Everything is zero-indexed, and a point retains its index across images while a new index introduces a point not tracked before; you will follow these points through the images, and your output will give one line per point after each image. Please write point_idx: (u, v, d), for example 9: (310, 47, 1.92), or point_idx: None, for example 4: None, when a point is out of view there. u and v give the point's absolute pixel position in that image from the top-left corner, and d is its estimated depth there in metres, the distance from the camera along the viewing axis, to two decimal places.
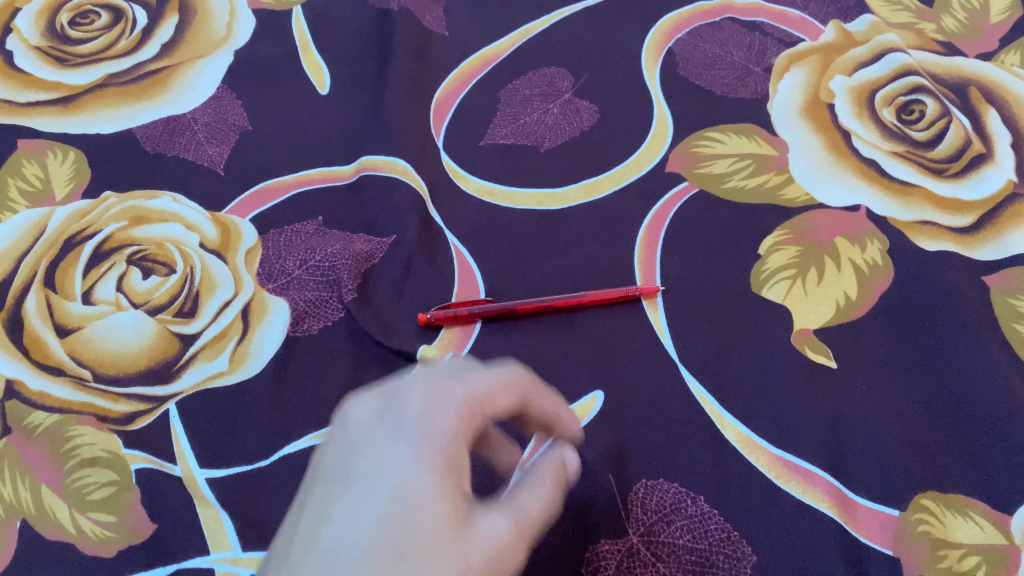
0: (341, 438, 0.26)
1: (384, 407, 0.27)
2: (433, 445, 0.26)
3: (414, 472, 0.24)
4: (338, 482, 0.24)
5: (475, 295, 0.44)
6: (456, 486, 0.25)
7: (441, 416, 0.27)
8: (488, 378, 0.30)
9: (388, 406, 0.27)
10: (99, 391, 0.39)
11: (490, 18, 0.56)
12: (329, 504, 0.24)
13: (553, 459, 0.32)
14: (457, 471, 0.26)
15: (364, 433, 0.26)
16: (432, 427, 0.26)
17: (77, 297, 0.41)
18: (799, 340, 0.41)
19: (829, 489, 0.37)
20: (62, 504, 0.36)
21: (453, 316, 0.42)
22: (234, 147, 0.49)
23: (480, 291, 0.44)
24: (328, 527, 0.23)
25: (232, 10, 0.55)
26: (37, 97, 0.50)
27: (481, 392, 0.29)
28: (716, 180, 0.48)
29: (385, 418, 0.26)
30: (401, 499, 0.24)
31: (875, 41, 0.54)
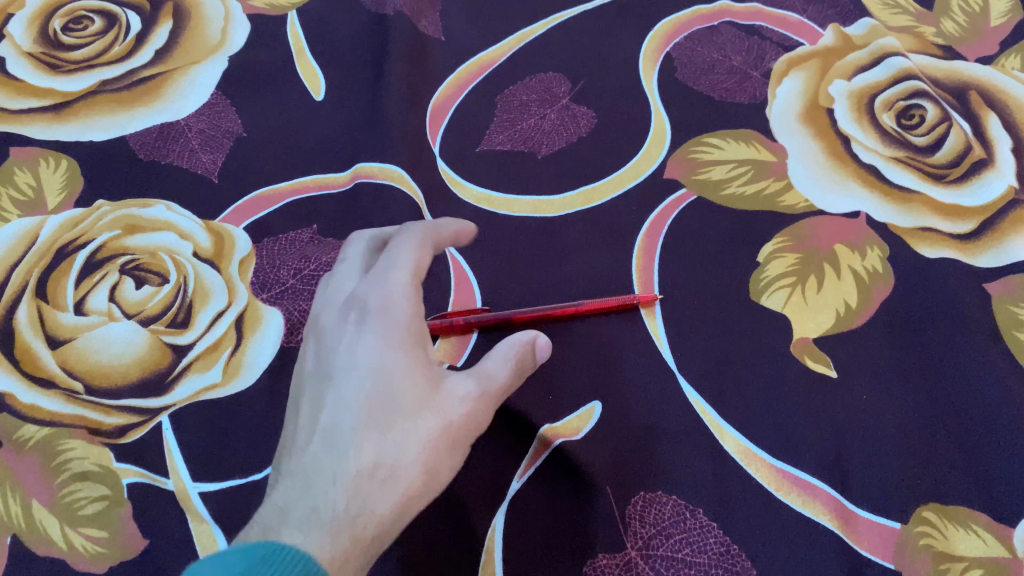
0: (324, 342, 0.36)
1: (347, 317, 0.36)
2: (386, 341, 0.34)
3: (383, 356, 0.34)
4: (329, 380, 0.34)
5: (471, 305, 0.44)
6: (420, 352, 0.35)
7: (390, 305, 0.35)
8: (418, 254, 0.37)
9: (350, 312, 0.36)
10: (91, 403, 0.39)
11: (486, 23, 0.56)
12: (324, 396, 0.33)
13: (519, 341, 0.37)
14: (417, 342, 0.35)
15: (338, 344, 0.35)
16: (385, 319, 0.35)
17: (69, 308, 0.41)
18: (799, 349, 0.41)
19: (829, 501, 0.37)
20: (53, 519, 0.36)
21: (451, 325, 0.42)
22: (228, 154, 0.48)
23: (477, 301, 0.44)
24: (329, 413, 0.32)
25: (227, 15, 0.55)
26: (30, 104, 0.50)
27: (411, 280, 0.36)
28: (715, 187, 0.47)
29: (350, 324, 0.35)
30: (376, 378, 0.33)
31: (874, 45, 0.53)
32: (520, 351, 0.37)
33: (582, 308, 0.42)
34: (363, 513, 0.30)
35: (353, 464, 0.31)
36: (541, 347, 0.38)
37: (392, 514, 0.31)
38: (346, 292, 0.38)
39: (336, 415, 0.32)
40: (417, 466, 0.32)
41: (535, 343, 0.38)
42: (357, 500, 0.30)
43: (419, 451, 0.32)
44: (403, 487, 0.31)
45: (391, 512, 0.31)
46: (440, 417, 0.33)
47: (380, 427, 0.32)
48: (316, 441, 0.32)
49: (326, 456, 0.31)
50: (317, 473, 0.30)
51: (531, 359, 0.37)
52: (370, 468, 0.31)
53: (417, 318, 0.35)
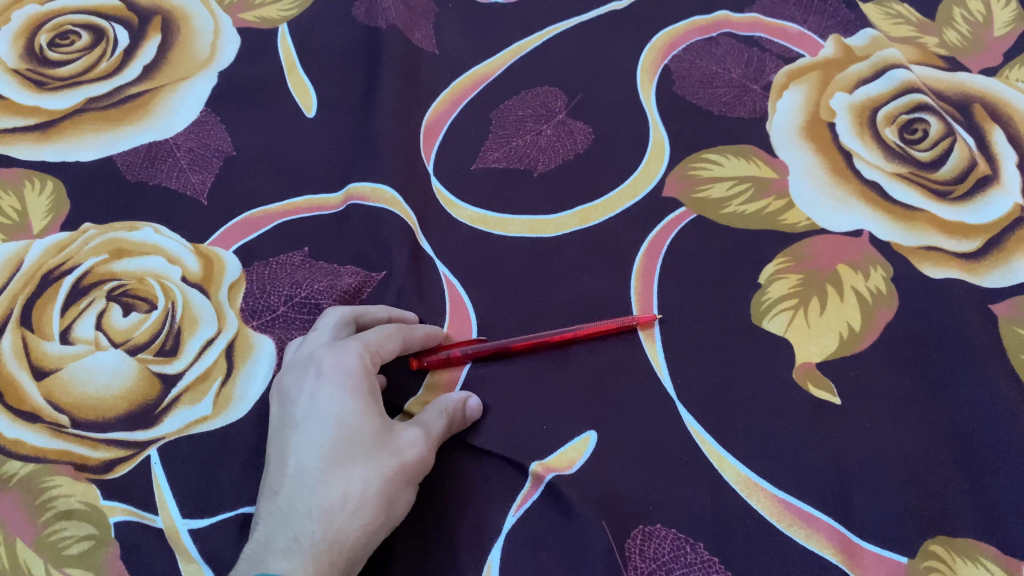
0: (284, 391, 0.36)
1: (303, 367, 0.36)
2: (345, 388, 0.35)
3: (341, 401, 0.34)
4: (291, 426, 0.34)
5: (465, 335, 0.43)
6: (374, 395, 0.36)
7: (345, 359, 0.36)
8: (378, 330, 0.38)
9: (306, 363, 0.36)
10: (78, 437, 0.38)
11: (481, 36, 0.55)
12: (288, 442, 0.34)
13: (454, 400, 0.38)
14: (371, 392, 0.36)
15: (296, 392, 0.35)
16: (341, 371, 0.35)
17: (55, 337, 0.40)
18: (802, 375, 0.40)
19: (832, 534, 0.36)
20: (37, 560, 0.35)
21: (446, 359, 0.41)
22: (217, 174, 0.47)
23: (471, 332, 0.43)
24: (294, 455, 0.33)
25: (217, 28, 0.54)
26: (15, 123, 0.49)
27: (367, 340, 0.37)
28: (714, 205, 0.46)
29: (308, 373, 0.36)
30: (338, 422, 0.34)
31: (876, 56, 0.53)
32: (457, 411, 0.38)
33: (579, 333, 0.41)
34: (338, 540, 0.32)
35: (323, 501, 0.32)
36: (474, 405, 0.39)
37: (363, 538, 0.32)
38: (303, 349, 0.38)
39: (302, 454, 0.33)
40: (383, 495, 0.33)
41: (467, 403, 0.38)
42: (332, 530, 0.32)
43: (384, 483, 0.33)
44: (372, 515, 0.33)
45: (362, 538, 0.32)
46: (398, 454, 0.34)
47: (344, 462, 0.33)
48: (286, 481, 0.33)
49: (299, 494, 0.32)
50: (293, 511, 0.32)
51: (460, 418, 0.38)
52: (340, 500, 0.32)
53: (372, 383, 0.36)
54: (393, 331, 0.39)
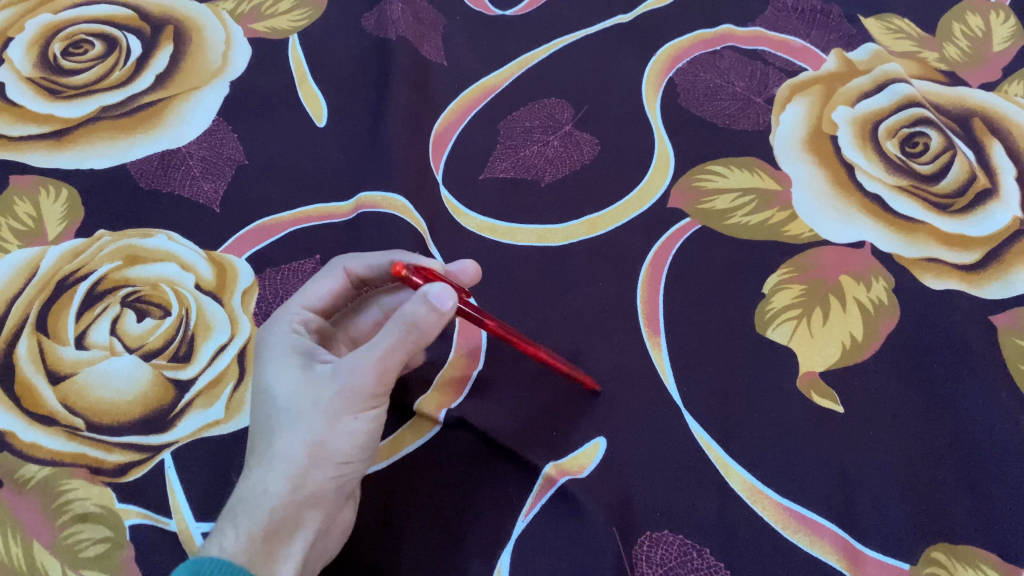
0: None
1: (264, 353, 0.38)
2: (270, 359, 0.35)
3: (267, 373, 0.35)
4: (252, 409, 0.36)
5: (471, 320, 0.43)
6: (308, 355, 0.35)
7: (273, 333, 0.37)
8: (318, 288, 0.39)
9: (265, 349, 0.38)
10: (93, 441, 0.38)
11: (488, 50, 0.56)
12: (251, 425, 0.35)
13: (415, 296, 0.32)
14: (306, 352, 0.36)
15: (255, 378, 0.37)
16: (269, 342, 0.36)
17: (70, 342, 0.40)
18: (806, 384, 0.41)
19: (837, 541, 0.37)
20: (55, 562, 0.35)
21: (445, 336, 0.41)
22: (230, 182, 0.48)
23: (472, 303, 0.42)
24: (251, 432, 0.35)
25: (228, 40, 0.55)
26: (30, 131, 0.50)
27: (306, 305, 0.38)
28: (719, 216, 0.47)
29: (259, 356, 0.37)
30: (264, 392, 0.34)
31: (878, 70, 0.54)
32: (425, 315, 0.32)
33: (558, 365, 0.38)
34: (262, 495, 0.32)
35: (251, 468, 0.33)
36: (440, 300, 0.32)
37: (291, 485, 0.32)
38: None
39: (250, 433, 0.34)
40: (300, 442, 0.32)
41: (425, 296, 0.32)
42: (254, 489, 0.32)
43: (300, 429, 0.32)
44: (293, 462, 0.32)
45: (289, 486, 0.32)
46: (315, 397, 0.33)
47: (268, 427, 0.33)
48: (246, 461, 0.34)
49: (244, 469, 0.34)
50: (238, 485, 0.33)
51: (427, 313, 0.32)
52: (265, 460, 0.33)
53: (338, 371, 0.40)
54: (338, 282, 0.39)
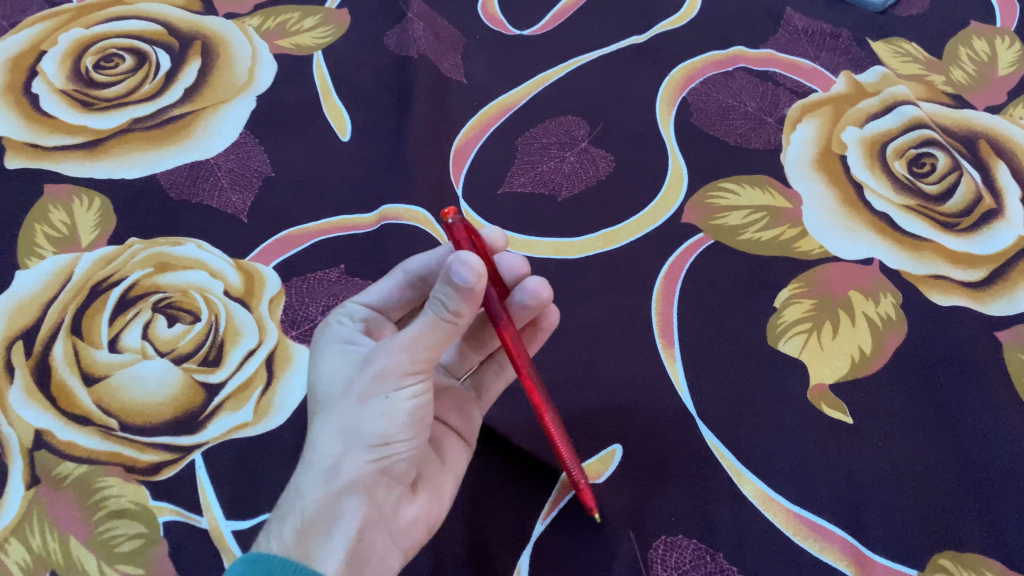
0: None
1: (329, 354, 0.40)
2: (319, 360, 0.37)
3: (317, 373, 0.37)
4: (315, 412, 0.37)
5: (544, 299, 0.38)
6: (353, 351, 0.37)
7: (327, 332, 0.39)
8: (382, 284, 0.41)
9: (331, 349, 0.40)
10: (126, 440, 0.39)
11: (507, 69, 0.58)
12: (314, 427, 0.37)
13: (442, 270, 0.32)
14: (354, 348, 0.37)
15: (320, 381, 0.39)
16: (323, 340, 0.38)
17: (103, 345, 0.42)
18: (815, 396, 0.42)
19: (846, 547, 0.38)
20: (90, 556, 0.36)
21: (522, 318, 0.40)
22: (257, 194, 0.50)
23: (530, 287, 0.38)
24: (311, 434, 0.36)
25: (255, 56, 0.57)
26: (64, 142, 0.52)
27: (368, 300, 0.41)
28: (731, 232, 0.48)
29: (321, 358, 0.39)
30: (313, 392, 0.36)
31: (885, 93, 0.55)
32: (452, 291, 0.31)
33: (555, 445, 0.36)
34: (302, 488, 0.33)
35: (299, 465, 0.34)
36: (462, 273, 0.31)
37: (326, 476, 0.33)
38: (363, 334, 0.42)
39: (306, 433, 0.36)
40: (333, 434, 0.34)
41: (449, 270, 0.31)
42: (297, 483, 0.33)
43: (333, 423, 0.34)
44: (326, 454, 0.33)
45: (325, 478, 0.33)
46: (348, 390, 0.34)
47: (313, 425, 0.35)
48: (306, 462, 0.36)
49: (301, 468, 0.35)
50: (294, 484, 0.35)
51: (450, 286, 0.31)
52: (307, 456, 0.34)
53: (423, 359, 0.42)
54: (396, 280, 0.41)
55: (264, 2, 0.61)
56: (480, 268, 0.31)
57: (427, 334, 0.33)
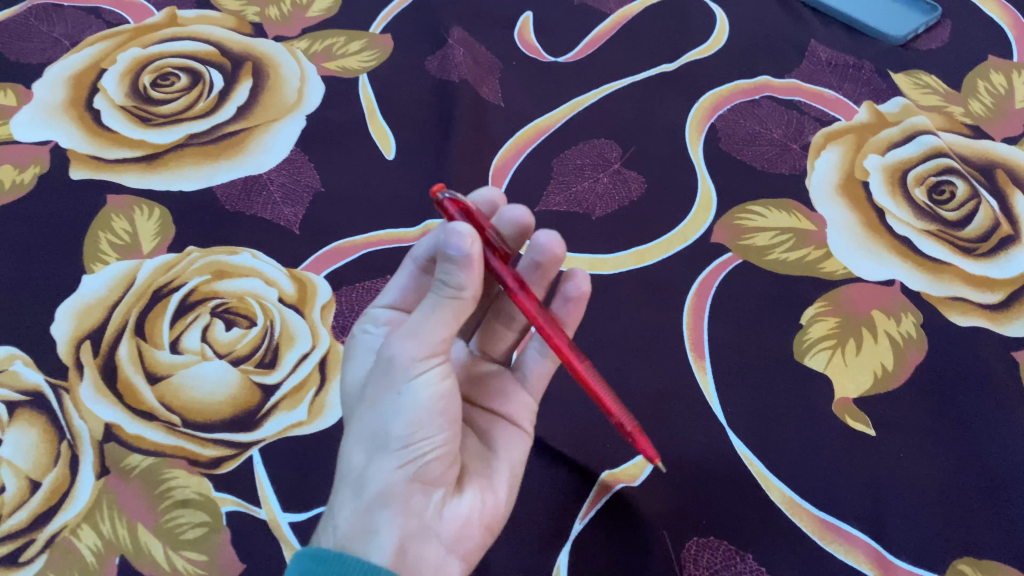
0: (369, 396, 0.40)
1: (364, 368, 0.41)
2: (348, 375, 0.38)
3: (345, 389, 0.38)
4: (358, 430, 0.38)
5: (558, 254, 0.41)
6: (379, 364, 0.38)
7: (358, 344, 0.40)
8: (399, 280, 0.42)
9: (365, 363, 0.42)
10: (189, 435, 0.41)
11: (543, 93, 0.60)
12: None
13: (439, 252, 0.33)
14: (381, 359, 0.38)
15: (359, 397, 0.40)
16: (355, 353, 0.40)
17: (165, 346, 0.44)
18: (840, 408, 0.44)
19: (869, 551, 0.40)
20: (157, 542, 0.38)
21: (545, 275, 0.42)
22: (308, 207, 0.52)
23: (543, 241, 0.40)
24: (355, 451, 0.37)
25: (303, 77, 0.60)
26: (124, 154, 0.54)
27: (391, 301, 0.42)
28: (759, 252, 0.51)
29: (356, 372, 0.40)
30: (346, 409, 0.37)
31: (906, 123, 0.58)
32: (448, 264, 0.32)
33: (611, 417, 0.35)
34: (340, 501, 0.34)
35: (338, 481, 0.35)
36: (455, 244, 0.32)
37: (358, 485, 0.34)
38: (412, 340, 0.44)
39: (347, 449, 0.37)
40: (361, 444, 0.34)
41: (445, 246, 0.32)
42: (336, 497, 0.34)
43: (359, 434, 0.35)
44: (356, 464, 0.34)
45: (359, 487, 0.34)
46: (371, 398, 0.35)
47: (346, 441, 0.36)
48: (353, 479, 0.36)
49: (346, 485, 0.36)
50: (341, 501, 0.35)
51: (447, 260, 0.32)
52: (344, 469, 0.35)
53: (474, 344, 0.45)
54: (411, 273, 0.42)
55: (312, 27, 0.64)
56: (472, 234, 0.32)
57: (430, 319, 0.33)
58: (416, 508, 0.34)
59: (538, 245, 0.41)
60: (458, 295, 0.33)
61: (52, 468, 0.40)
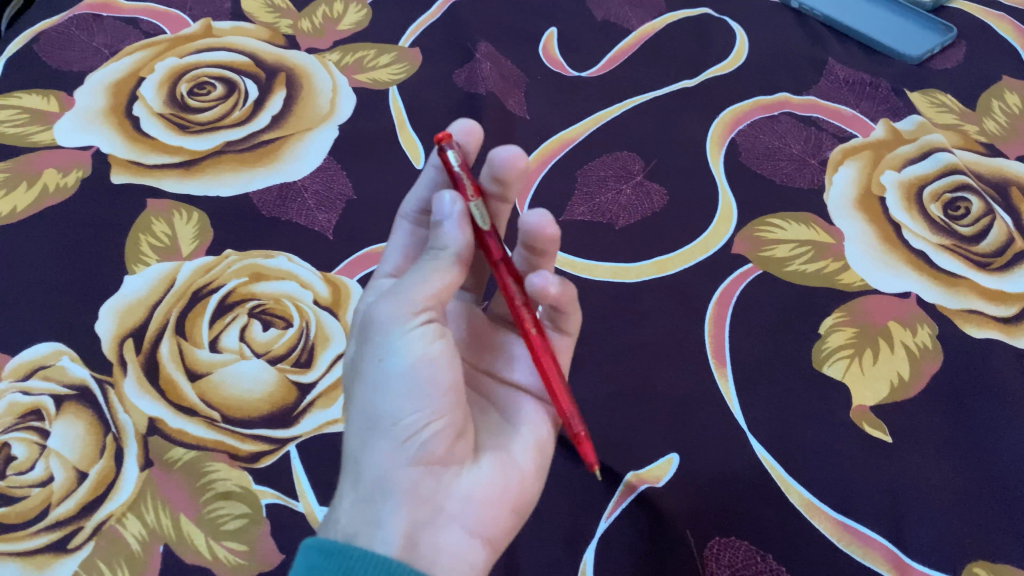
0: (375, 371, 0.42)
1: None
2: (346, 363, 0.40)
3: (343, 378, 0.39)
4: None
5: (548, 233, 0.42)
6: None
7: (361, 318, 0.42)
8: (398, 246, 0.45)
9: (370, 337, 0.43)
10: (229, 431, 0.43)
11: (567, 107, 0.62)
12: None
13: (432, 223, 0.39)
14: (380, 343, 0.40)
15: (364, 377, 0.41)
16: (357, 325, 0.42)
17: (205, 345, 0.46)
18: (857, 415, 0.45)
19: (887, 553, 0.41)
20: (199, 532, 0.40)
21: (545, 249, 0.43)
22: (341, 214, 0.54)
23: (530, 221, 0.41)
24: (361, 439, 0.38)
25: (335, 88, 0.62)
26: (162, 160, 0.56)
27: (392, 267, 0.44)
28: (778, 263, 0.52)
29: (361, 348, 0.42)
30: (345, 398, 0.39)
31: (922, 140, 0.59)
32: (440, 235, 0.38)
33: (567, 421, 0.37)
34: (349, 488, 0.35)
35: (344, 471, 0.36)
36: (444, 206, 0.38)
37: (363, 471, 0.35)
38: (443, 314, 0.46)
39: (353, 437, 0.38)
40: (361, 431, 0.36)
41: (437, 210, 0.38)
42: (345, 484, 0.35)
43: (358, 421, 0.36)
44: (359, 450, 0.36)
45: (364, 472, 0.35)
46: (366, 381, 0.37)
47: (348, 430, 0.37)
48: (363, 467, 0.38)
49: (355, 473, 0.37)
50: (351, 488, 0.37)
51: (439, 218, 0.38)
52: (349, 458, 0.36)
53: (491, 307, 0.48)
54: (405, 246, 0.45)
55: (342, 39, 0.66)
56: (457, 200, 0.38)
57: (412, 287, 0.36)
58: (421, 489, 0.35)
59: (530, 223, 0.42)
60: (448, 261, 0.38)
61: (99, 460, 0.41)
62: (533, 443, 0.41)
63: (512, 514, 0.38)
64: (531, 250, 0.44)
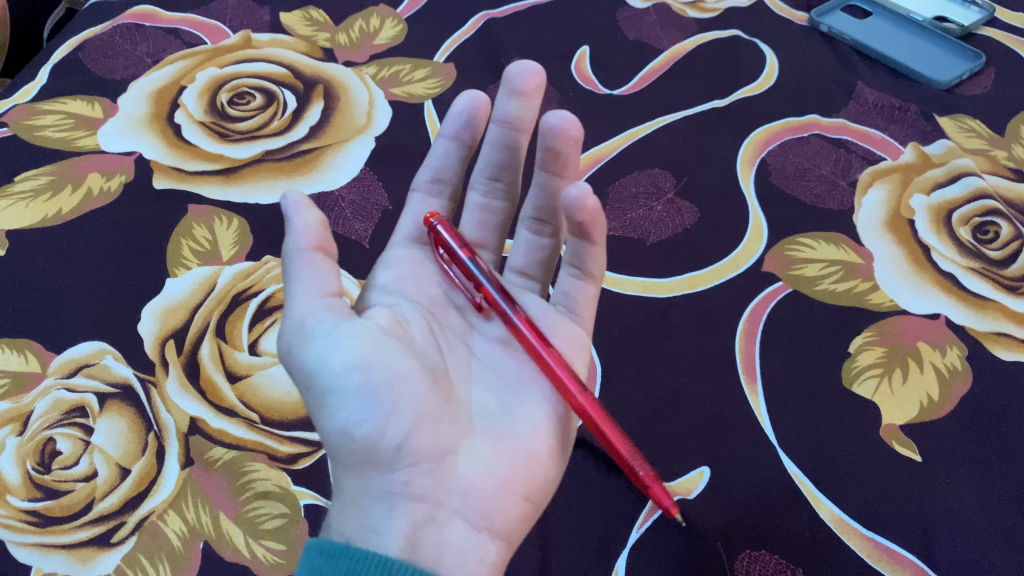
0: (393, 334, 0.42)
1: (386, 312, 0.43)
2: None
3: None
4: None
5: (572, 136, 0.41)
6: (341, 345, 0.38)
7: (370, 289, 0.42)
8: (411, 212, 0.45)
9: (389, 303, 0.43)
10: (268, 432, 0.44)
11: (599, 123, 0.63)
12: None
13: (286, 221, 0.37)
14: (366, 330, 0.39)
15: None
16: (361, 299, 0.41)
17: (244, 348, 0.47)
18: (887, 434, 0.46)
19: (917, 570, 0.41)
20: (238, 530, 0.40)
21: (564, 161, 0.42)
22: (377, 223, 0.55)
23: (552, 122, 0.41)
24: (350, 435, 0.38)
25: (371, 100, 0.63)
26: (202, 167, 0.57)
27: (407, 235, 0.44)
28: (808, 282, 0.53)
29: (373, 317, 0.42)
30: None
31: (952, 164, 0.60)
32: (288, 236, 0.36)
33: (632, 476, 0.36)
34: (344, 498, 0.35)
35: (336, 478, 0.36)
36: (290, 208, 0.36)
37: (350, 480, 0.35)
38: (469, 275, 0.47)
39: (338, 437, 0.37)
40: (332, 444, 0.35)
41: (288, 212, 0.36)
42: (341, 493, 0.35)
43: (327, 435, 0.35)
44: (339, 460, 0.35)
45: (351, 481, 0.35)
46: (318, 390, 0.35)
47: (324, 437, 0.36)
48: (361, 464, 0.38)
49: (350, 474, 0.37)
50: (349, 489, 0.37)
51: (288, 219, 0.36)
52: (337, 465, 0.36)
53: (513, 267, 0.48)
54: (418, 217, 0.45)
55: (379, 53, 0.67)
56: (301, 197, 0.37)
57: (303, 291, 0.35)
58: (417, 489, 0.34)
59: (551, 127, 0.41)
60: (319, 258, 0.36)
61: (140, 457, 0.42)
62: (546, 417, 0.39)
63: (524, 500, 0.37)
64: (550, 171, 0.43)
